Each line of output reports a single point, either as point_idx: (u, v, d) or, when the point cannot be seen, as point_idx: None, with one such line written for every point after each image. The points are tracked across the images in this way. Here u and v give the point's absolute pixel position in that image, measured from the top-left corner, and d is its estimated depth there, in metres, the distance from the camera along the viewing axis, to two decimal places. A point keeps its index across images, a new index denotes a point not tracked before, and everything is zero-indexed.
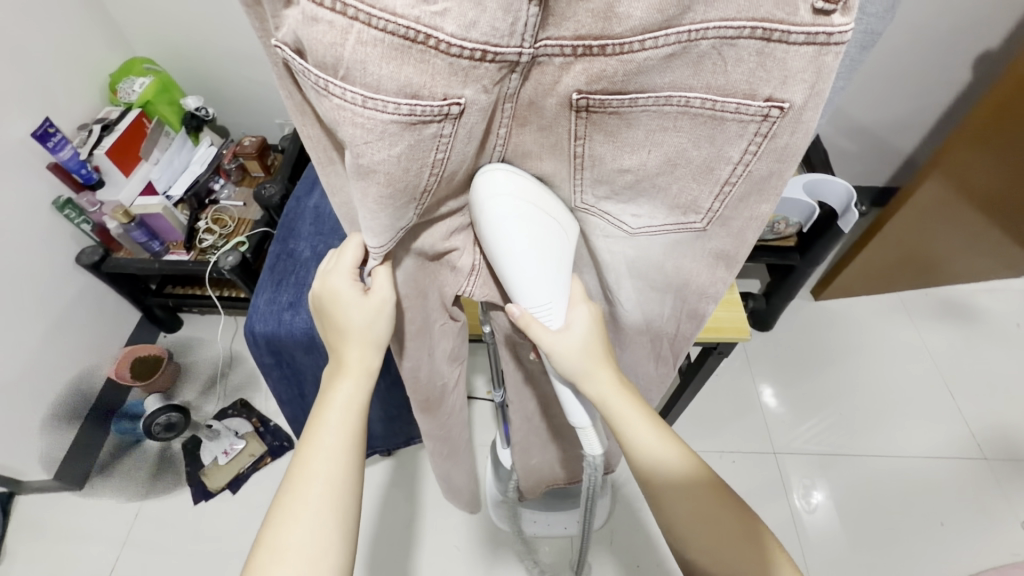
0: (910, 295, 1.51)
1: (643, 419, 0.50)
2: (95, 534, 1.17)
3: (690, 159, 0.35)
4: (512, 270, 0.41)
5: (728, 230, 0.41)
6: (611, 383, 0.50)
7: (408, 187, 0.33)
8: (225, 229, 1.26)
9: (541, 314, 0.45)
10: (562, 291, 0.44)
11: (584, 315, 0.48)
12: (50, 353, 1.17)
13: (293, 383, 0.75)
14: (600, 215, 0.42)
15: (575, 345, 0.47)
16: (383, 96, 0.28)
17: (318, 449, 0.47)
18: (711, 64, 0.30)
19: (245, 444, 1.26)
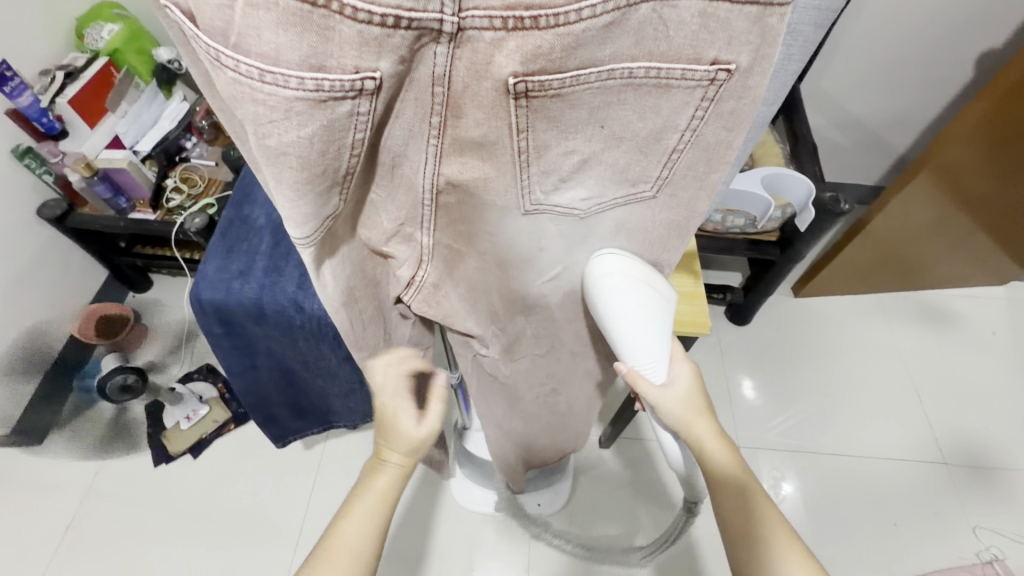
0: (890, 298, 1.50)
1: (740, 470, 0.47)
2: (52, 491, 1.16)
3: (636, 133, 0.32)
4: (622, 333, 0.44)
5: (678, 204, 0.39)
6: (709, 433, 0.49)
7: (327, 171, 0.30)
8: (194, 189, 1.22)
9: (648, 369, 0.46)
10: (665, 347, 0.46)
11: (685, 370, 0.50)
12: (8, 306, 1.15)
13: (244, 355, 0.73)
14: (551, 210, 0.37)
15: (676, 397, 0.48)
16: (282, 69, 0.24)
17: (348, 526, 0.47)
18: (653, 31, 0.27)
19: (209, 410, 1.24)
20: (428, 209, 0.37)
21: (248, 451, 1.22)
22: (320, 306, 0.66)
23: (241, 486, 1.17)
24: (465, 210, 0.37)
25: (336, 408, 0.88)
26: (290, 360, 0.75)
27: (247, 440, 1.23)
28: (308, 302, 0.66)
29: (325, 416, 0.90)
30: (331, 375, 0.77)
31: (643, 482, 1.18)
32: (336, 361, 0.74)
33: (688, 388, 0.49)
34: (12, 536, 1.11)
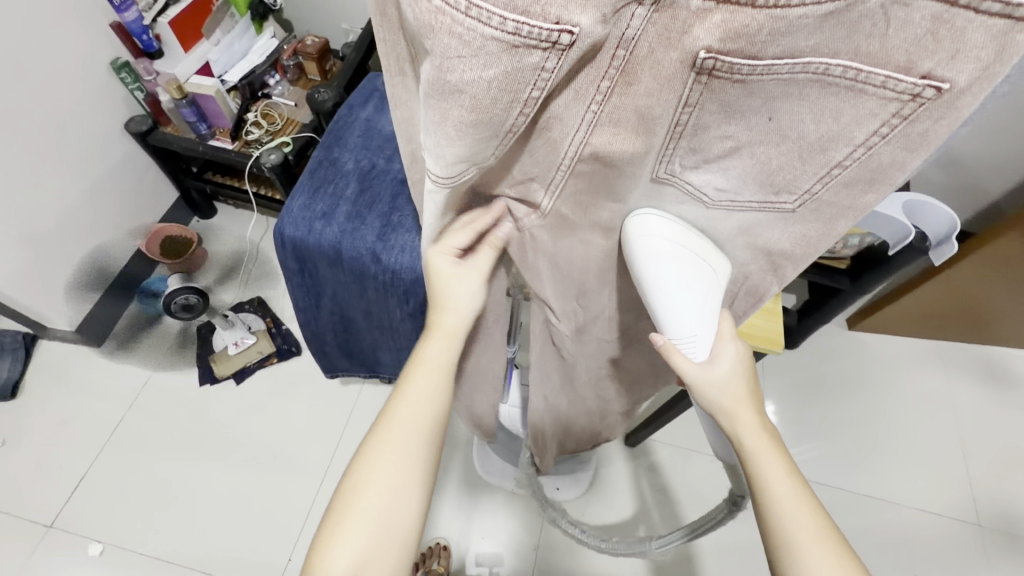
0: (949, 346, 1.43)
1: (780, 461, 0.46)
2: (105, 391, 1.23)
3: (803, 135, 0.31)
4: (664, 305, 0.42)
5: (821, 219, 0.37)
6: (752, 423, 0.47)
7: (493, 120, 0.30)
8: (272, 125, 1.23)
9: (686, 345, 0.44)
10: (710, 325, 0.44)
11: (734, 352, 0.46)
12: (90, 212, 1.20)
13: (311, 294, 0.74)
14: (684, 186, 0.38)
15: (717, 381, 0.46)
16: (489, 7, 0.24)
17: (404, 396, 0.48)
18: (868, 28, 0.25)
19: (255, 341, 1.28)
20: (563, 172, 0.37)
21: (286, 386, 1.26)
22: (398, 260, 0.66)
23: (276, 417, 1.22)
24: (608, 181, 0.38)
25: (385, 362, 0.88)
26: (352, 307, 0.75)
27: (287, 376, 1.27)
28: (386, 254, 0.67)
29: (372, 367, 0.90)
30: (389, 330, 0.77)
31: (661, 485, 1.17)
32: (399, 317, 0.74)
33: (732, 374, 0.46)
34: (65, 426, 1.18)
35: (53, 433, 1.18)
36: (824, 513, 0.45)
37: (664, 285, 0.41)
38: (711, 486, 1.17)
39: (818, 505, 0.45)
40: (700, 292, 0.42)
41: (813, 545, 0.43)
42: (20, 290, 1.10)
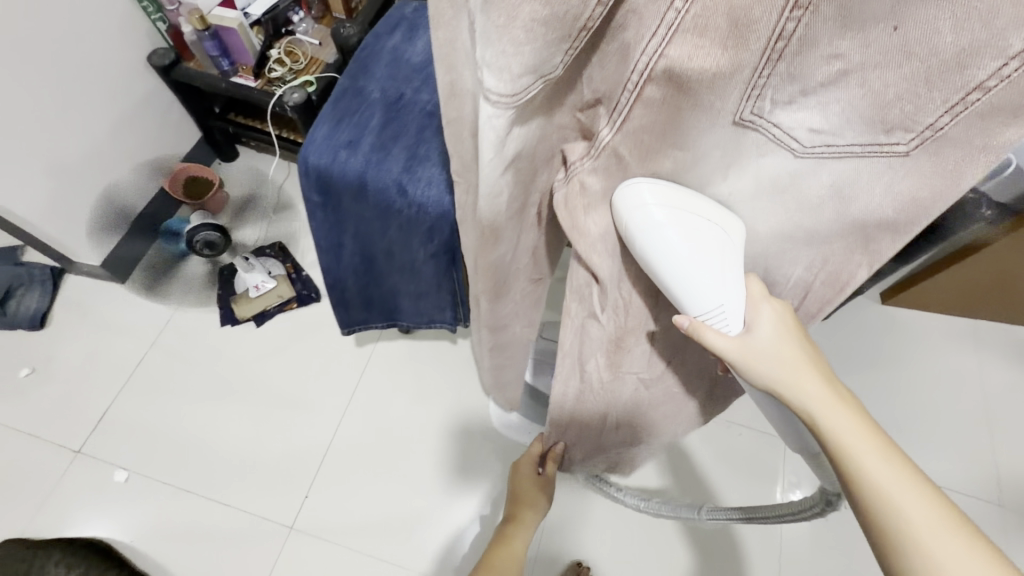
0: (987, 326, 1.37)
1: (859, 426, 0.42)
2: (130, 328, 1.25)
3: (935, 52, 0.29)
4: (680, 279, 0.43)
5: (940, 167, 0.35)
6: (819, 392, 0.43)
7: (566, 15, 0.28)
8: (296, 64, 1.20)
9: (714, 318, 0.44)
10: (732, 291, 0.44)
11: (770, 315, 0.45)
12: (114, 147, 1.19)
13: (333, 231, 0.72)
14: (770, 130, 0.36)
15: (762, 347, 0.44)
16: None
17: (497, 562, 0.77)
18: None
19: (275, 286, 1.28)
20: (631, 95, 0.35)
21: (306, 331, 1.27)
22: (425, 194, 0.64)
23: (296, 361, 1.23)
24: (680, 111, 0.36)
25: (404, 310, 0.86)
26: (375, 247, 0.73)
27: (307, 322, 1.28)
28: (413, 187, 0.64)
29: (392, 315, 0.88)
30: (411, 273, 0.75)
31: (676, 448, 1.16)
32: (422, 258, 0.72)
33: (775, 336, 0.44)
34: (91, 358, 1.21)
35: (81, 364, 1.20)
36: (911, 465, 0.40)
37: (676, 258, 0.42)
38: (727, 454, 1.16)
39: (901, 455, 0.41)
40: (711, 260, 0.42)
41: (905, 497, 0.39)
42: (48, 218, 1.11)
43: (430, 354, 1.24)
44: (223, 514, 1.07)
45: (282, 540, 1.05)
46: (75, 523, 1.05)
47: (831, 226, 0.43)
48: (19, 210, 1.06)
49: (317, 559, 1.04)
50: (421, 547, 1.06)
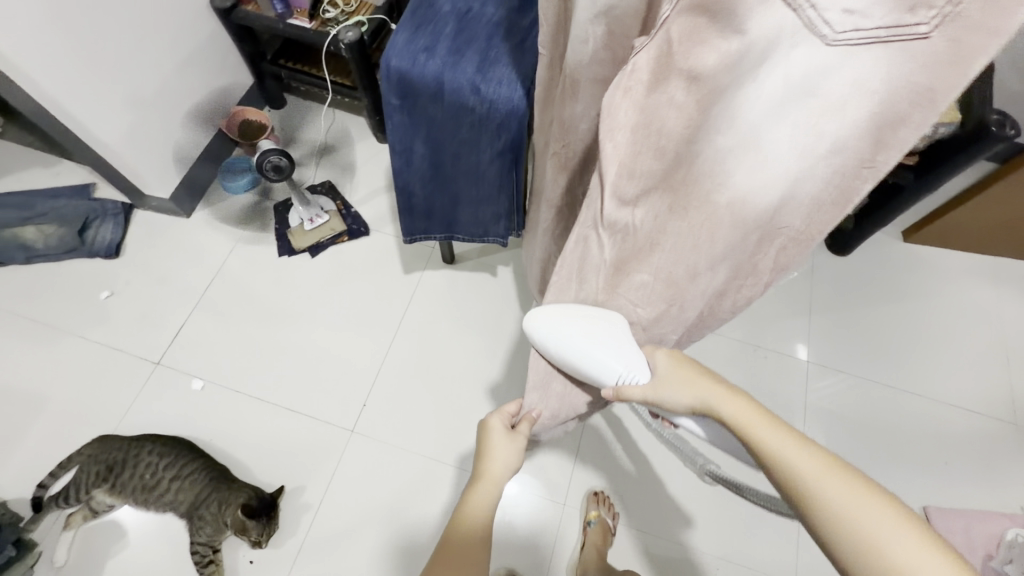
0: (1006, 262, 1.43)
1: (738, 402, 0.53)
2: (196, 258, 1.35)
3: None
4: (582, 361, 0.60)
5: (952, 56, 0.34)
6: (705, 388, 0.55)
7: None
8: (348, 6, 1.27)
9: (626, 377, 0.59)
10: (633, 359, 0.59)
11: (662, 357, 0.60)
12: (182, 85, 1.27)
13: (406, 135, 0.80)
14: (804, 12, 0.34)
15: (650, 370, 0.59)
16: None
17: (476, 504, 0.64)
18: None
19: (328, 220, 1.37)
20: None
21: (356, 262, 1.36)
22: (496, 91, 0.71)
23: (349, 288, 1.33)
24: None
25: (461, 220, 0.95)
26: (445, 149, 0.81)
27: (357, 253, 1.37)
28: (486, 86, 0.72)
29: (449, 225, 0.97)
30: (476, 175, 0.83)
31: None
32: (487, 159, 0.80)
33: (665, 365, 0.59)
34: (164, 283, 1.32)
35: (154, 289, 1.31)
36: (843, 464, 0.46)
37: (574, 355, 0.60)
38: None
39: (833, 456, 0.47)
40: (603, 342, 0.59)
41: (834, 491, 0.45)
42: (126, 149, 1.20)
43: (473, 283, 1.33)
44: (290, 418, 1.18)
45: (345, 442, 1.16)
46: (158, 425, 1.17)
47: (848, 135, 0.41)
48: (102, 138, 1.15)
49: (377, 459, 1.15)
50: (470, 451, 1.16)
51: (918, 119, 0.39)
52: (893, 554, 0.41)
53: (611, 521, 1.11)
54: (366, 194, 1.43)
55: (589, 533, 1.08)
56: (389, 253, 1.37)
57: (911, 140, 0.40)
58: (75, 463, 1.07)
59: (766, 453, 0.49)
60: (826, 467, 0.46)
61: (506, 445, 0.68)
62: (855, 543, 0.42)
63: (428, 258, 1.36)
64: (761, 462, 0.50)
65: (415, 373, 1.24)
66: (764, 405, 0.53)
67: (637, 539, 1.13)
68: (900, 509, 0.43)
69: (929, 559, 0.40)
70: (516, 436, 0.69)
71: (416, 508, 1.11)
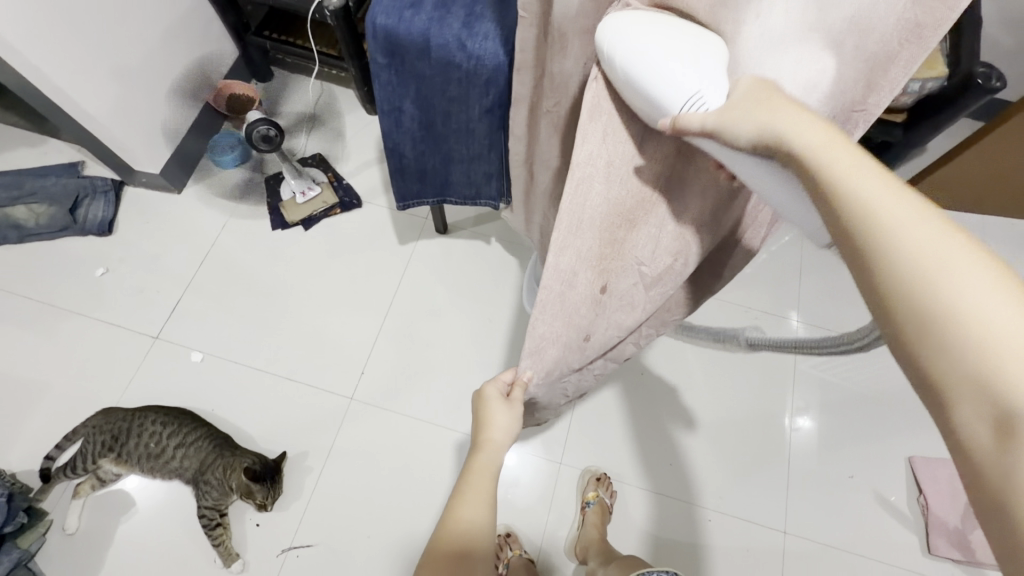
0: (994, 220, 1.44)
1: (846, 148, 0.38)
2: (190, 233, 1.35)
3: None
4: (649, 79, 0.45)
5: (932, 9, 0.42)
6: (793, 119, 0.40)
7: None
8: None
9: (694, 105, 0.45)
10: (714, 80, 0.45)
11: (748, 86, 0.44)
12: (167, 58, 1.26)
13: (395, 94, 0.80)
14: None
15: (735, 101, 0.43)
16: None
17: (477, 476, 0.66)
18: None
19: (320, 192, 1.38)
20: None
21: (350, 234, 1.37)
22: (482, 47, 0.71)
23: (344, 260, 1.34)
24: None
25: (453, 181, 0.95)
26: (434, 109, 0.81)
27: (352, 224, 1.38)
28: (471, 41, 0.71)
29: (442, 187, 0.98)
30: (466, 134, 0.84)
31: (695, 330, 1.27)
32: (476, 118, 0.80)
33: (750, 95, 0.43)
34: (160, 259, 1.33)
35: (149, 265, 1.32)
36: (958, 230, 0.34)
37: (642, 60, 0.45)
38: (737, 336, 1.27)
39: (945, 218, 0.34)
40: (685, 61, 0.44)
41: (941, 256, 0.32)
42: (114, 123, 1.19)
43: (468, 251, 1.34)
44: (291, 387, 1.20)
45: (345, 410, 1.19)
46: (161, 397, 1.18)
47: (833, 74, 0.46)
48: (90, 112, 1.14)
49: (377, 424, 1.17)
50: (468, 414, 1.19)
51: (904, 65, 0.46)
52: (973, 334, 0.30)
53: (608, 501, 1.12)
54: (357, 166, 1.43)
55: (588, 513, 1.08)
56: (382, 224, 1.37)
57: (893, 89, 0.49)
58: (81, 435, 1.08)
59: (847, 203, 0.36)
60: (932, 230, 0.33)
61: (502, 412, 0.68)
62: (935, 319, 0.32)
63: (421, 228, 1.37)
64: (828, 215, 0.38)
65: (411, 340, 1.25)
66: (862, 148, 0.39)
67: (632, 494, 1.16)
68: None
69: None
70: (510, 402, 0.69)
71: (418, 470, 1.14)
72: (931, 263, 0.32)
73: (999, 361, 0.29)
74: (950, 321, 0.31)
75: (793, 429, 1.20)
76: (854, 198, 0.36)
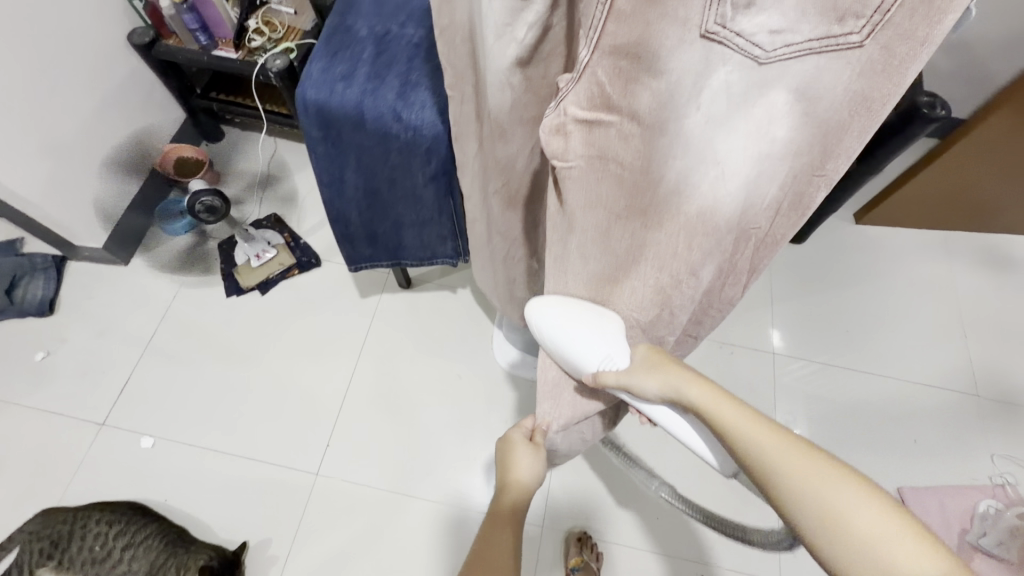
0: (954, 236, 1.46)
1: (723, 399, 0.58)
2: (138, 306, 1.28)
3: None
4: (567, 347, 0.65)
5: (892, 64, 0.44)
6: (687, 378, 0.60)
7: None
8: (274, 33, 1.23)
9: (607, 364, 0.64)
10: (618, 351, 0.64)
11: (642, 353, 0.64)
12: (102, 129, 1.21)
13: (335, 165, 0.76)
14: (734, 39, 0.42)
15: (639, 368, 0.62)
16: None
17: (497, 545, 0.60)
18: None
19: (276, 254, 1.33)
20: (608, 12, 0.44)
21: (309, 296, 1.31)
22: (419, 117, 0.69)
23: (303, 324, 1.28)
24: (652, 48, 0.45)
25: (406, 245, 0.91)
26: (377, 178, 0.77)
27: (310, 285, 1.32)
28: (407, 112, 0.69)
29: (396, 251, 0.93)
30: (413, 201, 0.80)
31: None
32: (421, 185, 0.77)
33: (647, 366, 0.62)
34: (104, 337, 1.25)
35: (93, 344, 1.24)
36: (816, 449, 0.51)
37: (557, 343, 0.66)
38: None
39: (810, 446, 0.51)
40: (586, 325, 0.65)
41: (816, 478, 0.49)
42: (47, 199, 1.13)
43: (434, 306, 1.30)
44: (250, 467, 1.12)
45: (309, 487, 1.11)
46: (106, 489, 1.10)
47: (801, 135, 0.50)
48: (18, 191, 1.08)
49: (343, 500, 1.10)
50: (440, 481, 1.12)
51: (859, 126, 0.49)
52: (860, 538, 0.45)
53: (593, 565, 1.05)
54: (314, 224, 1.38)
55: None
56: (342, 283, 1.32)
57: (855, 142, 0.51)
58: (16, 542, 1.00)
59: (744, 449, 0.54)
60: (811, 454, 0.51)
61: (527, 458, 0.69)
62: (830, 534, 0.47)
63: (384, 284, 1.32)
64: (736, 454, 0.55)
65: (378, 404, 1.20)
66: (736, 396, 0.58)
67: (619, 553, 1.10)
68: (886, 502, 0.47)
69: (918, 556, 0.44)
70: (533, 450, 0.70)
71: (390, 548, 1.07)
72: (816, 489, 0.49)
73: (892, 560, 0.44)
74: (846, 533, 0.46)
75: None
76: (744, 442, 0.54)
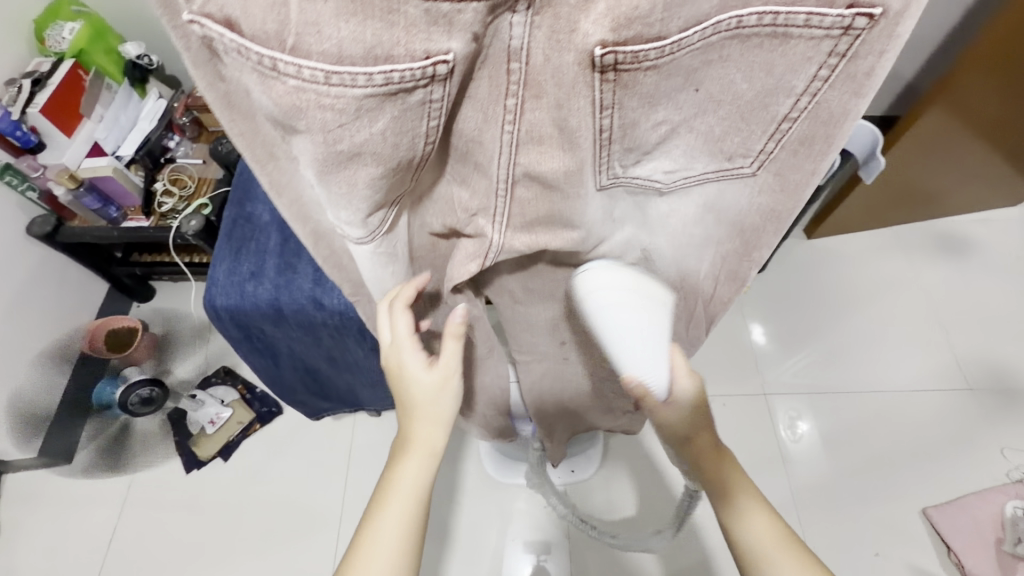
0: (906, 229, 1.47)
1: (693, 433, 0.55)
2: (92, 506, 1.17)
3: (740, 94, 0.36)
4: (612, 338, 0.46)
5: (781, 184, 0.43)
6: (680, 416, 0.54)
7: (402, 161, 0.33)
8: (185, 190, 1.17)
9: (648, 379, 0.48)
10: (663, 357, 0.48)
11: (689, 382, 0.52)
12: (12, 331, 1.12)
13: (266, 356, 0.71)
14: (634, 182, 0.41)
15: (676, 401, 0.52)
16: (349, 68, 0.27)
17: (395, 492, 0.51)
18: (730, 49, 0.33)
19: (232, 412, 1.23)
20: (501, 201, 0.39)
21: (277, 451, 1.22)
22: (342, 301, 0.63)
23: (276, 484, 1.18)
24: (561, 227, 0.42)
25: (361, 397, 0.87)
26: (313, 358, 0.73)
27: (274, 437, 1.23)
28: (328, 299, 0.63)
29: (353, 402, 0.89)
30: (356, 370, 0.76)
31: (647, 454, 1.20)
32: (363, 356, 0.72)
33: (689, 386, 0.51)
34: (57, 555, 1.13)
35: (47, 563, 1.12)
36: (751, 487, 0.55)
37: (610, 322, 0.46)
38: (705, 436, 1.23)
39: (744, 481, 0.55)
40: (645, 322, 0.46)
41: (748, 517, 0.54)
42: None
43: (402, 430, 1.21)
44: None
45: None
46: None
47: (720, 229, 0.49)
48: None
49: None
50: None
51: (775, 230, 0.48)
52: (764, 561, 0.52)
53: None
54: None
55: None
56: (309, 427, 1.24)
57: (776, 241, 0.49)
58: None
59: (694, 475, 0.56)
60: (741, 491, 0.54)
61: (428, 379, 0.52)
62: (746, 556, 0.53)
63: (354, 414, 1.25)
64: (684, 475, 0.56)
65: None
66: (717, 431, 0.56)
67: None
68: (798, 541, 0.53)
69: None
70: (440, 371, 0.53)
71: None
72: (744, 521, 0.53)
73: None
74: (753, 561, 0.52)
75: (800, 441, 1.22)
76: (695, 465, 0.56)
